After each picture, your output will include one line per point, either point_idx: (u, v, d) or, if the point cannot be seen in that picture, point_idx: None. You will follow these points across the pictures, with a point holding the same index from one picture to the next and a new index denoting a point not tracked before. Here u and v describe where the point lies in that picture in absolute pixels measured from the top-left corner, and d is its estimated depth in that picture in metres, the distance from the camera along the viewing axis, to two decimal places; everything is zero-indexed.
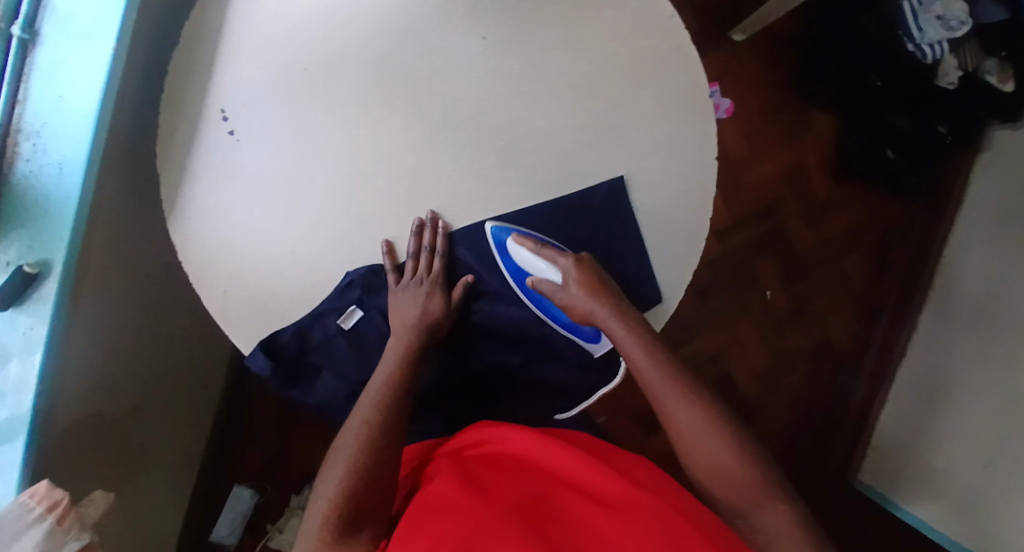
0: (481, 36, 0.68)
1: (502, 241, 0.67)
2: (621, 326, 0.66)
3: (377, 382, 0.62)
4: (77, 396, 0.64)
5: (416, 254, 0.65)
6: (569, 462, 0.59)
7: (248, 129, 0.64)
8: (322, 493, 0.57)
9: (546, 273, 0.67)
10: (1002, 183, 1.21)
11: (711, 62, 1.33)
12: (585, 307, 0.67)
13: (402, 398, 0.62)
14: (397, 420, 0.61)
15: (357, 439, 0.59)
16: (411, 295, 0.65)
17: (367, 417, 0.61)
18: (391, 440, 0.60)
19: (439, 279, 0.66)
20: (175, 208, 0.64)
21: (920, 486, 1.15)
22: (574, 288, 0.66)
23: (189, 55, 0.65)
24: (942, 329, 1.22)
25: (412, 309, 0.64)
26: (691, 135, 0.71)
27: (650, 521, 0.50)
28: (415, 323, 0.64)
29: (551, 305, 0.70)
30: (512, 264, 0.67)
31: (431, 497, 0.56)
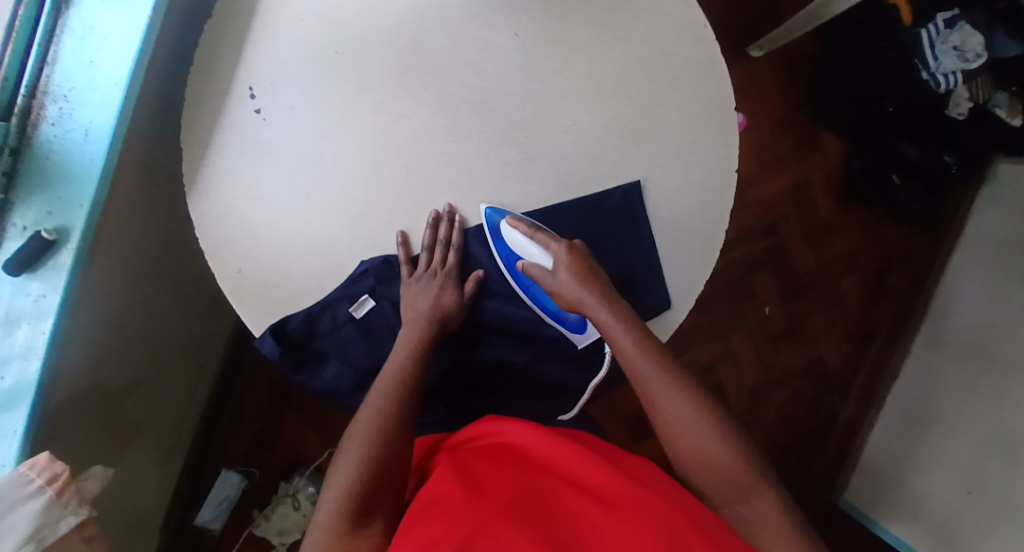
0: (514, 33, 0.67)
1: (495, 224, 0.66)
2: (608, 316, 0.64)
3: (390, 372, 0.62)
4: (80, 366, 0.64)
5: (430, 246, 0.65)
6: (571, 459, 0.58)
7: (274, 107, 0.64)
8: (334, 484, 0.56)
9: (537, 258, 0.66)
10: (1003, 217, 1.22)
11: (740, 76, 1.31)
12: (574, 294, 0.65)
13: (414, 390, 0.61)
14: (410, 411, 0.60)
15: (369, 429, 0.58)
16: (424, 288, 0.65)
17: (379, 405, 0.60)
18: (401, 429, 0.59)
19: (451, 272, 0.66)
20: (196, 183, 0.63)
21: (905, 514, 1.16)
22: (563, 275, 0.65)
23: (220, 28, 0.64)
24: (933, 356, 1.23)
25: (424, 301, 0.64)
26: (714, 145, 0.70)
27: (649, 518, 0.49)
28: (426, 313, 0.64)
29: (539, 292, 0.69)
30: (504, 247, 0.66)
31: (433, 490, 0.55)
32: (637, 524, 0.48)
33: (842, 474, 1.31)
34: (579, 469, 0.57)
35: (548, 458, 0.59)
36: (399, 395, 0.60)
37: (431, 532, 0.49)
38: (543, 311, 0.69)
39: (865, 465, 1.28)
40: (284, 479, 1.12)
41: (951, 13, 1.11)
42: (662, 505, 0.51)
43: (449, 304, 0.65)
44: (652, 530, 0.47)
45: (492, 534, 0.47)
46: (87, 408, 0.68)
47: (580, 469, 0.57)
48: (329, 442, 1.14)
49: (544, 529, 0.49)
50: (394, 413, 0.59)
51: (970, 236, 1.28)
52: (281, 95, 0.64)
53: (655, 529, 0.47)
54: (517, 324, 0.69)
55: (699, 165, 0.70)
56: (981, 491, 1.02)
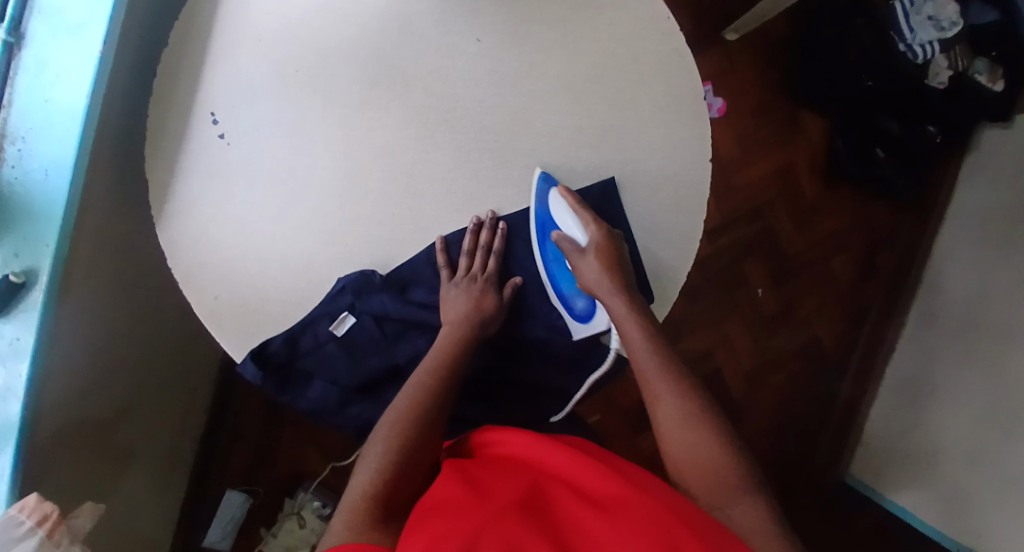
0: (477, 37, 0.66)
1: (544, 190, 0.66)
2: (623, 304, 0.65)
3: (414, 379, 0.63)
4: (63, 402, 0.64)
5: (470, 252, 0.66)
6: (570, 464, 0.58)
7: (238, 130, 0.63)
8: (365, 466, 0.57)
9: (573, 231, 0.66)
10: (990, 185, 1.21)
11: (719, 59, 1.30)
12: (595, 277, 0.65)
13: (449, 383, 0.63)
14: (434, 417, 0.61)
15: (389, 432, 0.59)
16: (464, 292, 0.65)
17: (411, 395, 0.62)
18: (424, 432, 0.60)
19: (491, 277, 0.67)
20: (164, 211, 0.62)
21: (911, 487, 1.16)
22: (592, 257, 0.65)
23: (179, 54, 0.63)
24: (929, 330, 1.23)
25: (464, 305, 0.65)
26: (687, 138, 0.69)
27: (643, 521, 0.48)
28: (462, 318, 0.64)
29: (558, 270, 0.69)
30: (544, 214, 0.67)
31: (434, 499, 0.55)
32: (631, 523, 0.48)
33: (844, 452, 1.31)
34: (577, 474, 0.57)
35: (546, 466, 0.59)
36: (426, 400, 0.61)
37: (432, 533, 0.49)
38: (534, 321, 0.70)
39: (868, 441, 1.28)
40: (288, 495, 1.13)
41: None
42: (659, 506, 0.50)
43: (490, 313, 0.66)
44: (644, 528, 0.47)
45: (493, 536, 0.47)
46: (77, 443, 0.68)
47: (578, 474, 0.57)
48: (329, 455, 1.14)
49: (541, 528, 0.49)
50: (417, 417, 0.60)
51: (958, 208, 1.28)
52: (244, 118, 0.63)
53: (647, 528, 0.47)
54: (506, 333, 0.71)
55: (674, 159, 0.69)
56: (983, 461, 1.02)
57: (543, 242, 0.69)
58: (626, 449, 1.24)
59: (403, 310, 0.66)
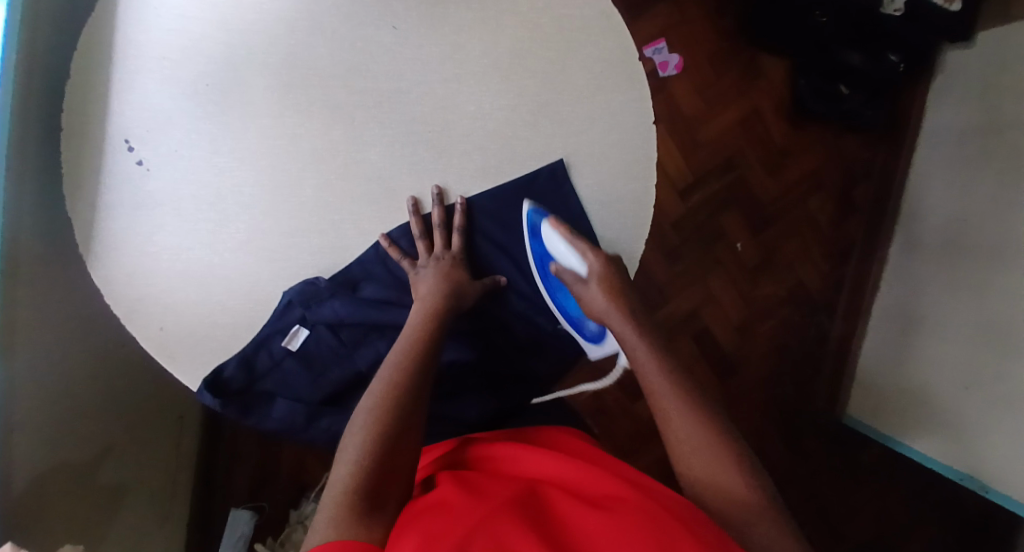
0: (393, 26, 0.64)
1: (535, 223, 0.66)
2: (639, 342, 0.63)
3: (389, 363, 0.60)
4: (33, 451, 0.63)
5: (425, 234, 0.65)
6: (563, 469, 0.58)
7: (156, 155, 0.61)
8: (344, 460, 0.55)
9: (570, 263, 0.65)
10: (959, 106, 1.19)
11: (670, 13, 1.24)
12: (601, 306, 0.65)
13: (426, 355, 0.61)
14: (413, 402, 0.59)
15: (367, 420, 0.57)
16: (430, 273, 0.64)
17: (390, 375, 0.59)
18: (405, 417, 0.57)
19: (457, 255, 0.66)
20: (93, 248, 0.60)
21: (909, 418, 1.16)
22: (595, 284, 0.64)
23: (83, 84, 0.60)
24: (912, 261, 1.23)
25: (434, 285, 0.64)
26: (625, 103, 0.68)
27: (639, 516, 0.48)
28: (436, 290, 0.63)
29: (564, 294, 0.69)
30: (541, 246, 0.67)
31: (425, 501, 0.55)
32: (620, 519, 0.48)
33: (841, 392, 1.31)
34: (572, 479, 0.57)
35: (544, 476, 0.59)
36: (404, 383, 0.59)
37: (429, 529, 0.49)
38: (503, 309, 0.70)
39: (863, 379, 1.28)
40: (294, 507, 1.13)
41: None
42: (653, 503, 0.50)
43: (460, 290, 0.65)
44: (634, 521, 0.47)
45: (488, 530, 0.47)
46: (59, 490, 0.68)
47: (574, 478, 0.57)
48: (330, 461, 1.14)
49: (536, 522, 0.49)
50: (395, 402, 0.58)
51: (928, 133, 1.26)
52: (162, 142, 0.61)
53: (638, 522, 0.47)
54: (470, 323, 0.70)
55: (615, 125, 0.68)
56: (978, 385, 1.02)
57: (497, 229, 0.68)
58: (625, 419, 1.24)
59: (358, 312, 0.65)
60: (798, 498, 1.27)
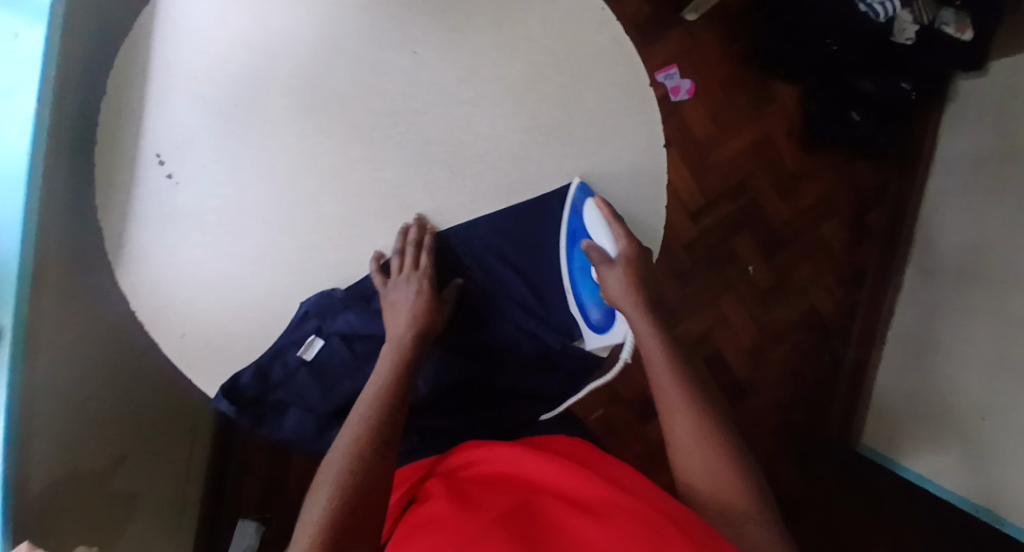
0: (412, 50, 0.66)
1: (580, 200, 0.69)
2: (653, 339, 0.65)
3: (367, 396, 0.62)
4: (50, 453, 0.65)
5: (401, 252, 0.65)
6: (551, 471, 0.59)
7: (185, 169, 0.64)
8: (313, 506, 0.56)
9: (603, 242, 0.67)
10: (973, 132, 1.20)
11: (683, 39, 1.25)
12: (620, 292, 0.66)
13: (398, 402, 0.62)
14: (384, 448, 0.59)
15: (345, 455, 0.58)
16: (402, 292, 0.65)
17: (361, 420, 0.60)
18: (382, 453, 0.59)
19: (427, 273, 0.65)
20: (121, 257, 0.63)
21: (924, 445, 1.15)
22: (620, 268, 0.66)
23: (117, 102, 0.63)
24: (925, 287, 1.22)
25: (405, 313, 0.65)
26: (635, 126, 0.70)
27: (631, 523, 0.50)
28: (406, 331, 0.65)
29: (581, 276, 0.71)
30: (576, 223, 0.69)
31: (419, 518, 0.57)
32: (621, 527, 0.50)
33: (855, 418, 1.30)
34: (562, 484, 0.58)
35: (535, 479, 0.60)
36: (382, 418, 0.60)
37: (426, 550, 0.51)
38: (511, 325, 0.72)
39: (877, 405, 1.27)
40: None
41: None
42: (645, 507, 0.52)
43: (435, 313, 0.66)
44: (629, 528, 0.49)
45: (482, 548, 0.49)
46: (74, 494, 0.70)
47: (562, 480, 0.58)
48: None
49: (528, 540, 0.51)
50: (374, 437, 0.59)
51: (941, 159, 1.27)
52: (191, 157, 0.64)
53: (632, 529, 0.49)
54: (447, 338, 0.72)
55: (625, 148, 0.70)
56: (994, 413, 1.02)
57: (487, 247, 0.69)
58: (634, 440, 1.24)
59: (369, 326, 0.68)
60: (811, 525, 1.26)
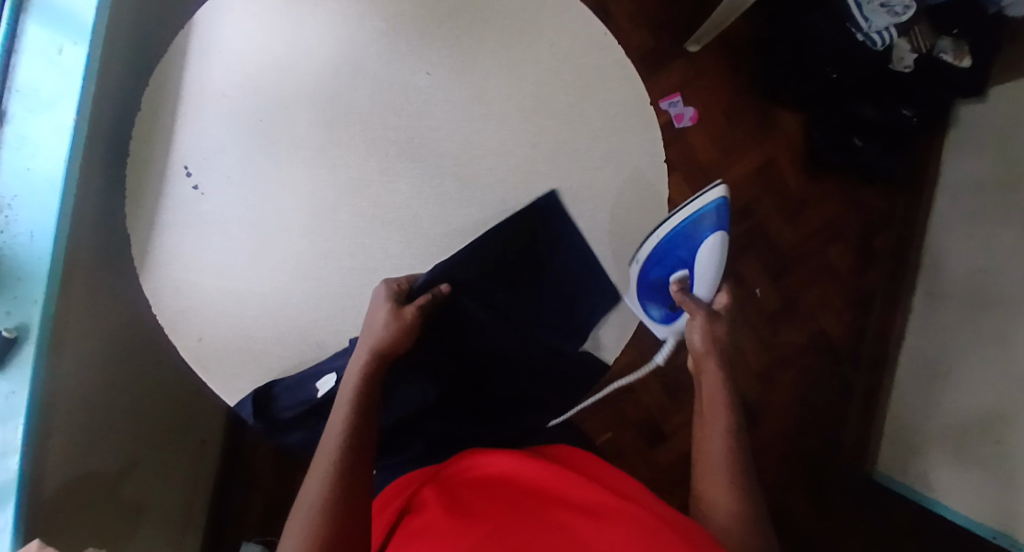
0: (427, 71, 0.70)
1: (709, 211, 0.67)
2: (718, 394, 0.69)
3: (334, 432, 0.60)
4: (65, 456, 0.67)
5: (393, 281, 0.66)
6: (548, 477, 0.61)
7: (211, 181, 0.67)
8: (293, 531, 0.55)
9: (706, 273, 0.68)
10: (976, 158, 1.22)
11: (687, 68, 1.30)
12: (703, 354, 0.70)
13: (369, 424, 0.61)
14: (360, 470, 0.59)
15: (320, 483, 0.57)
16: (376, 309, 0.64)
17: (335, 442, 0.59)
18: (350, 499, 0.57)
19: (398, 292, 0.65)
20: (146, 262, 0.66)
21: (937, 471, 1.12)
22: (716, 327, 0.69)
23: (150, 117, 0.67)
24: (934, 311, 1.22)
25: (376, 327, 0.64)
26: (638, 142, 0.73)
27: (633, 527, 0.52)
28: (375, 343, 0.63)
29: (657, 270, 0.71)
30: (690, 231, 0.68)
31: (414, 526, 0.58)
32: (622, 533, 0.52)
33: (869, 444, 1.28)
34: (563, 491, 0.59)
35: (535, 484, 0.61)
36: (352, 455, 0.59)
37: None
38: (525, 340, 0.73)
39: (889, 430, 1.25)
40: None
41: None
42: (646, 514, 0.55)
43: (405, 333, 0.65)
44: (632, 532, 0.52)
45: None
46: (87, 499, 0.71)
47: (560, 485, 0.60)
48: None
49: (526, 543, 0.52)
50: (344, 479, 0.58)
51: (946, 184, 1.28)
52: (216, 169, 0.67)
53: (636, 532, 0.52)
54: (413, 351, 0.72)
55: (629, 163, 0.73)
56: (1008, 436, 1.00)
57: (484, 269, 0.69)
58: (643, 464, 1.24)
59: None
60: None
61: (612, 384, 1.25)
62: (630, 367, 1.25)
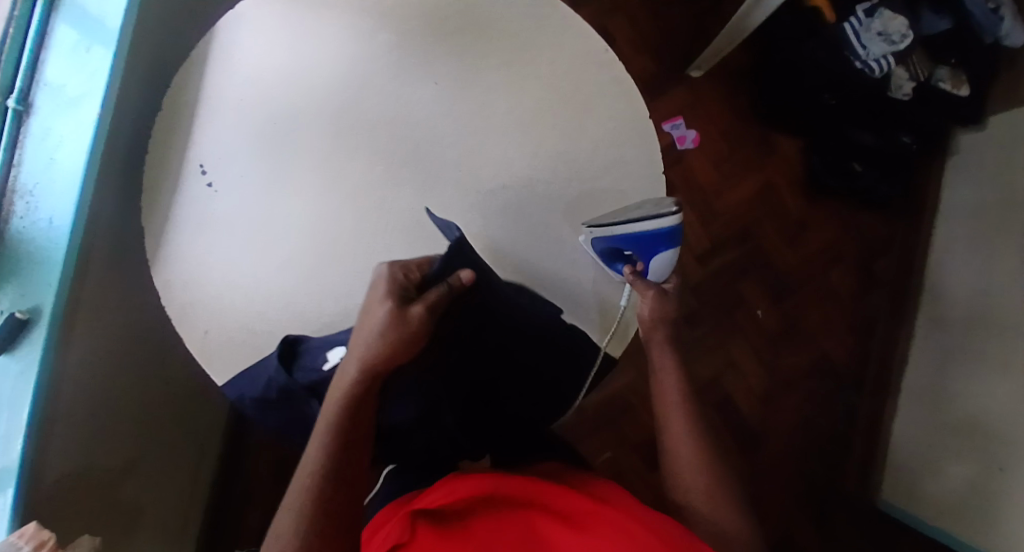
0: (434, 82, 0.74)
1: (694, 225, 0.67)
2: (676, 390, 0.72)
3: (321, 432, 0.58)
4: (67, 447, 0.68)
5: (396, 272, 0.60)
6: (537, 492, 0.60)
7: (223, 181, 0.70)
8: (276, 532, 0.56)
9: (668, 263, 0.71)
10: (975, 184, 1.23)
11: (688, 94, 1.33)
12: (658, 342, 0.73)
13: (358, 429, 0.58)
14: (345, 480, 0.57)
15: (302, 490, 0.56)
16: (375, 307, 0.59)
17: (323, 444, 0.57)
18: (331, 510, 0.56)
19: (401, 289, 0.59)
20: (159, 257, 0.68)
21: (941, 499, 1.10)
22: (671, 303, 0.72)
23: (171, 120, 0.71)
24: (937, 336, 1.22)
25: (375, 325, 0.58)
26: (636, 154, 0.75)
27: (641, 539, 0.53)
28: (372, 343, 0.58)
29: (625, 240, 0.70)
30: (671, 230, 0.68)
31: None
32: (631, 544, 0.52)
33: (874, 471, 1.26)
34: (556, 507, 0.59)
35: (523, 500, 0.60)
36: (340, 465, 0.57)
37: None
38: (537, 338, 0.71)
39: (895, 457, 1.23)
40: None
41: (871, 2, 1.13)
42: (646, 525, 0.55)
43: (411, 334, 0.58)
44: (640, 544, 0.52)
45: None
46: (87, 494, 0.72)
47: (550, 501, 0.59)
48: None
49: None
50: (328, 489, 0.56)
51: (946, 210, 1.30)
52: (230, 170, 0.70)
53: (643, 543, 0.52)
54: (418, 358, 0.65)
55: (626, 174, 0.75)
56: (1012, 462, 0.99)
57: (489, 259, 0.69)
58: (643, 485, 1.23)
59: None
60: None
61: (612, 403, 1.25)
62: (630, 387, 1.26)
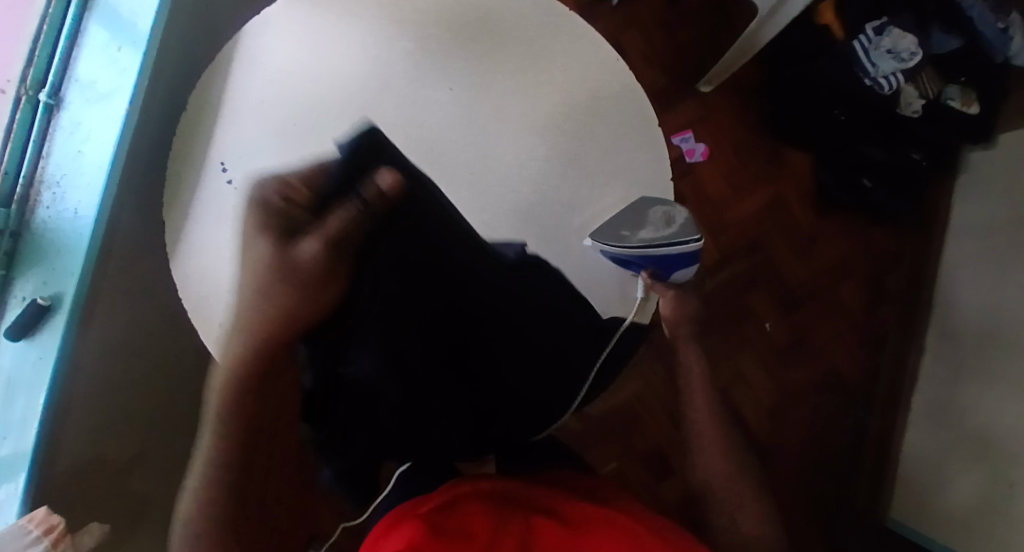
0: (449, 87, 0.75)
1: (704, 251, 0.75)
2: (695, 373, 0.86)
3: (218, 377, 0.55)
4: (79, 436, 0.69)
5: (284, 197, 0.56)
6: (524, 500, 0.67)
7: (241, 178, 0.72)
8: (192, 478, 0.58)
9: (678, 274, 0.77)
10: (985, 202, 1.23)
11: (699, 107, 1.35)
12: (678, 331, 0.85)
13: (254, 380, 0.54)
14: (252, 427, 0.56)
15: (208, 441, 0.56)
16: (256, 240, 0.54)
17: (221, 392, 0.55)
18: (238, 458, 0.56)
19: (289, 220, 0.55)
20: (178, 250, 0.70)
21: (951, 518, 1.09)
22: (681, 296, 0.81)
23: (193, 118, 0.73)
24: (948, 353, 1.21)
25: (261, 255, 0.53)
26: (646, 161, 0.77)
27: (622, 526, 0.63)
28: (253, 278, 0.53)
29: (641, 264, 0.75)
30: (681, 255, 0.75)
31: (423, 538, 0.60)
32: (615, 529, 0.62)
33: (883, 488, 1.25)
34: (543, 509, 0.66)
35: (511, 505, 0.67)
36: (245, 419, 0.55)
37: None
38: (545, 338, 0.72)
39: (905, 476, 1.21)
40: None
41: (880, 21, 1.15)
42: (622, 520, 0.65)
43: (321, 272, 0.54)
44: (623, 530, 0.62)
45: None
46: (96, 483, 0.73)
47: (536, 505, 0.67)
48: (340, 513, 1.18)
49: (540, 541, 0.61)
50: (231, 436, 0.55)
51: (957, 228, 1.29)
52: (248, 168, 0.72)
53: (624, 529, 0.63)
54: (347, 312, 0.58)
55: (637, 181, 0.76)
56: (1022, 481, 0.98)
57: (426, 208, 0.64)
58: (648, 496, 1.22)
59: None
60: None
61: (618, 414, 1.25)
62: (637, 397, 1.25)
